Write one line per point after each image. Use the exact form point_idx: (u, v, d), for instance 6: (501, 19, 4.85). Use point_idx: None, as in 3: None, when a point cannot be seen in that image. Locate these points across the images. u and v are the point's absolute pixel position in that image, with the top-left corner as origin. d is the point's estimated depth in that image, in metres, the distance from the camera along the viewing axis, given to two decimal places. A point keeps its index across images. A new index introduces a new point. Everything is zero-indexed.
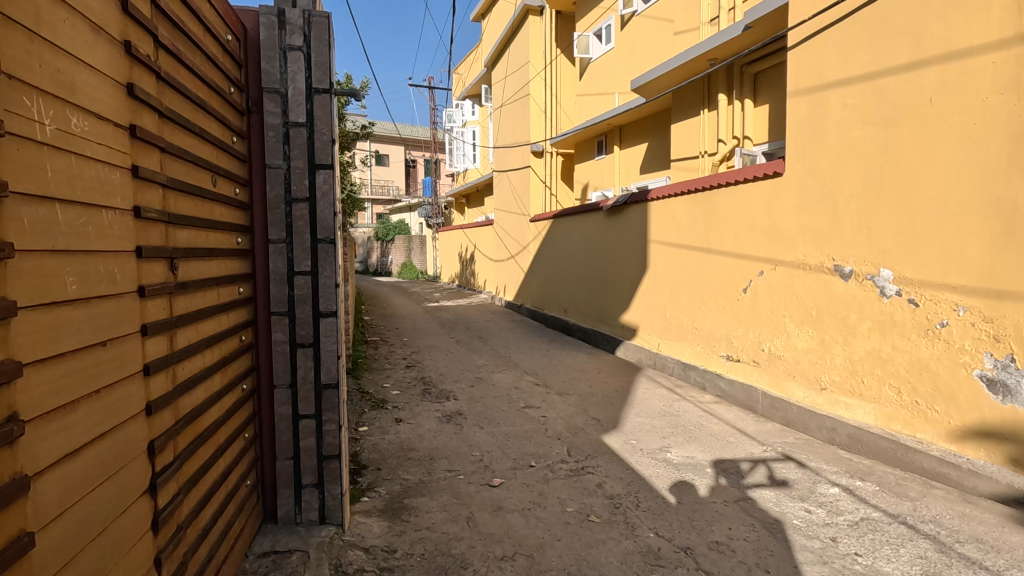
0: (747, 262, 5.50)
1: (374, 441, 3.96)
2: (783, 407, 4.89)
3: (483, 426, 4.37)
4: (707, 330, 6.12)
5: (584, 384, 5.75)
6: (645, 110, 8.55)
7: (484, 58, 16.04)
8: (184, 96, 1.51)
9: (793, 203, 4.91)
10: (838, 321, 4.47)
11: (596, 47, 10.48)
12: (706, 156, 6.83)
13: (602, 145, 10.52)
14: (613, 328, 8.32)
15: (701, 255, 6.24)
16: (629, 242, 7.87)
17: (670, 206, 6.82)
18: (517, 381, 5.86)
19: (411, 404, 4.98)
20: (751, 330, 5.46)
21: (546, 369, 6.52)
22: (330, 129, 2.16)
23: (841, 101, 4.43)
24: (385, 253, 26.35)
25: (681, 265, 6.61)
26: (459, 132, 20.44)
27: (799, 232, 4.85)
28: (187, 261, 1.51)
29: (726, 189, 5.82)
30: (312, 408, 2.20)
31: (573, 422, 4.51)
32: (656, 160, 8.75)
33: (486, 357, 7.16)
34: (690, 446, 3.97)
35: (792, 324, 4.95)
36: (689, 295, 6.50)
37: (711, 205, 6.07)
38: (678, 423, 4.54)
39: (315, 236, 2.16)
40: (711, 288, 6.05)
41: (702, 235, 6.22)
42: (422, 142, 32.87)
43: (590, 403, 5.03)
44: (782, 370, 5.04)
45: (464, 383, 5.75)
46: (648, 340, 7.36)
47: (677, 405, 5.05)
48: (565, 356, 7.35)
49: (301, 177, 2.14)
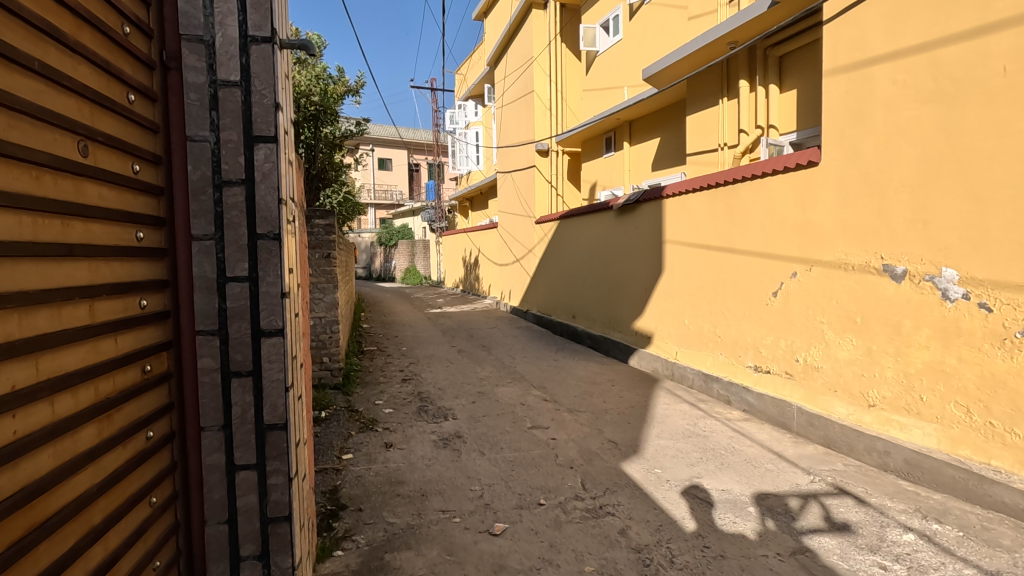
0: (777, 263, 4.96)
1: (358, 472, 3.44)
2: (825, 426, 4.33)
3: (484, 451, 3.85)
4: (731, 337, 5.59)
5: (598, 400, 5.20)
6: (658, 102, 8.01)
7: (487, 57, 15.61)
8: (16, 15, 1.01)
9: (832, 195, 4.37)
10: (889, 328, 3.92)
11: (603, 40, 10.00)
12: (726, 149, 6.31)
13: (611, 142, 10.00)
14: (625, 336, 7.80)
15: (724, 256, 5.70)
16: (641, 243, 7.36)
17: (688, 203, 6.28)
18: (523, 395, 5.34)
19: (404, 424, 4.44)
20: (783, 338, 4.91)
21: (554, 381, 5.98)
22: (272, 92, 1.65)
23: (889, 77, 3.90)
24: (389, 258, 25.92)
25: (701, 266, 6.08)
26: (462, 134, 19.98)
27: (839, 228, 4.31)
28: (15, 262, 1.01)
29: (751, 182, 5.29)
30: (253, 458, 1.68)
31: (587, 445, 3.98)
32: (669, 156, 8.20)
33: (490, 369, 6.64)
34: (725, 477, 3.42)
35: (831, 332, 4.41)
36: (709, 299, 5.96)
37: (734, 200, 5.54)
38: (706, 445, 4.00)
39: (254, 231, 1.66)
40: (735, 292, 5.51)
41: (724, 234, 5.69)
42: (425, 145, 32.46)
43: (604, 423, 4.48)
44: (819, 384, 4.50)
45: (464, 398, 5.22)
46: (664, 349, 6.82)
47: (703, 423, 4.50)
48: (574, 366, 6.81)
49: (234, 153, 1.63)
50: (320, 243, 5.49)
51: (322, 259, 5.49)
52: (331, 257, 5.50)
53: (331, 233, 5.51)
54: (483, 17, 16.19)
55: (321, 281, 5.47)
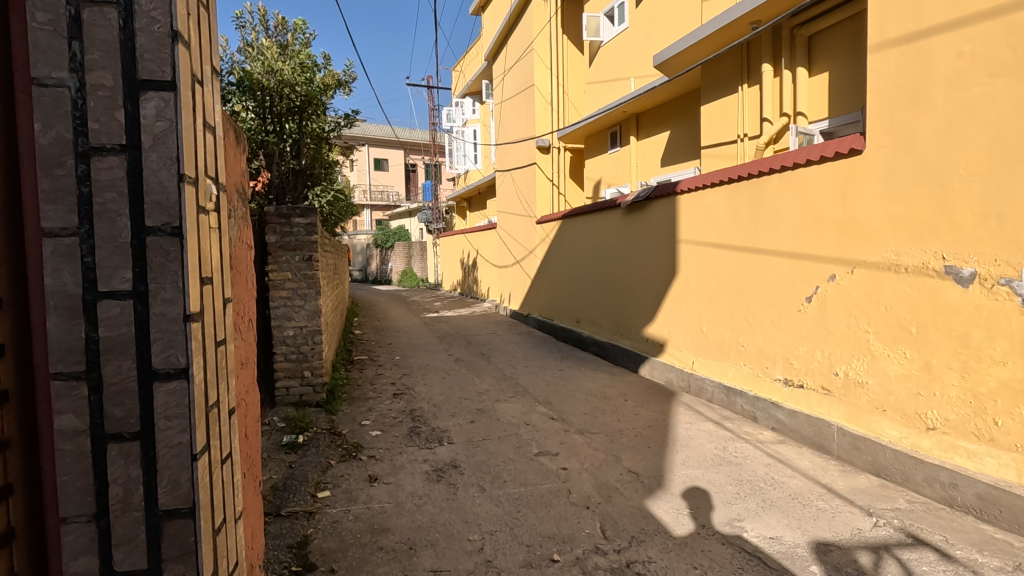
0: (812, 265, 4.43)
1: (335, 517, 2.89)
2: (874, 450, 3.80)
3: (485, 485, 3.31)
4: (757, 347, 5.07)
5: (613, 418, 4.66)
6: (669, 92, 7.48)
7: (485, 53, 15.18)
8: None
9: (880, 187, 3.84)
10: (952, 340, 3.39)
11: (607, 30, 9.50)
12: (746, 140, 5.81)
13: (616, 137, 9.50)
14: (635, 343, 7.28)
15: (748, 256, 5.17)
16: (651, 243, 6.83)
17: (707, 199, 5.76)
18: (527, 413, 4.80)
19: (392, 450, 3.91)
20: (819, 349, 4.38)
21: (560, 395, 5.43)
22: (167, 16, 1.11)
23: (952, 48, 3.38)
24: (386, 260, 25.38)
25: (721, 268, 5.57)
26: (460, 132, 19.46)
27: (888, 225, 3.79)
28: None
29: (780, 174, 4.76)
30: (143, 561, 1.13)
31: (604, 477, 3.43)
32: (681, 150, 7.68)
33: (489, 381, 6.09)
34: (770, 519, 2.87)
35: (878, 343, 3.88)
36: (731, 305, 5.44)
37: (760, 195, 5.01)
38: (741, 476, 3.46)
39: (140, 224, 1.11)
40: (762, 296, 4.98)
41: (748, 232, 5.16)
42: (422, 145, 31.98)
43: (620, 448, 3.93)
44: (864, 402, 3.97)
45: (462, 417, 4.69)
46: (679, 358, 6.30)
47: (733, 447, 3.96)
48: (581, 378, 6.26)
49: (110, 106, 1.08)
50: (300, 245, 4.91)
51: (302, 262, 4.91)
52: (313, 260, 4.93)
53: (314, 234, 4.95)
54: (480, 11, 15.67)
55: (302, 287, 4.92)
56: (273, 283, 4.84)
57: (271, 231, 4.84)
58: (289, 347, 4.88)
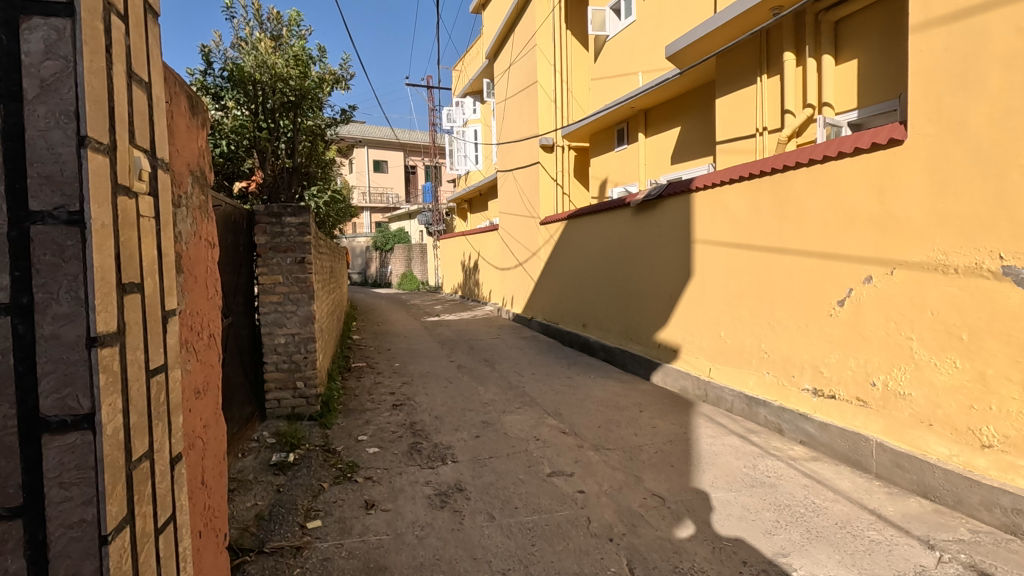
0: (844, 265, 4.10)
1: (326, 552, 2.55)
2: (920, 470, 3.45)
3: (494, 512, 2.97)
4: (781, 354, 4.74)
5: (629, 431, 4.32)
6: (680, 86, 7.16)
7: (485, 51, 14.90)
8: None
9: (923, 180, 3.51)
10: (1012, 348, 3.06)
11: (614, 24, 9.20)
12: (766, 134, 5.50)
13: (623, 134, 9.17)
14: (646, 349, 6.94)
15: (771, 257, 4.84)
16: (664, 244, 6.50)
17: (725, 196, 5.43)
18: (536, 426, 4.47)
19: (392, 470, 3.58)
20: (853, 357, 4.04)
21: (570, 406, 5.10)
22: None
23: (1010, 24, 3.06)
24: (386, 263, 25.06)
25: (740, 270, 5.24)
26: (460, 132, 19.16)
27: (934, 222, 3.46)
28: None
29: (807, 168, 4.43)
30: None
31: (626, 501, 3.10)
32: (693, 146, 7.35)
33: (494, 389, 5.76)
34: (819, 554, 2.54)
35: (923, 351, 3.54)
36: (752, 308, 5.11)
37: (784, 191, 4.68)
38: (777, 499, 3.13)
39: (25, 209, 0.86)
40: (788, 300, 4.65)
41: (771, 230, 4.83)
42: (421, 146, 31.70)
43: (640, 467, 3.60)
44: (906, 415, 3.63)
45: (466, 431, 4.36)
46: (694, 365, 5.97)
47: (763, 465, 3.63)
48: (591, 386, 5.93)
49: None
50: (291, 246, 4.58)
51: (294, 264, 4.58)
52: (306, 262, 4.60)
53: (307, 234, 4.61)
54: (482, 9, 15.41)
55: (295, 291, 4.59)
56: (263, 288, 4.51)
57: (261, 231, 4.50)
58: (281, 356, 4.55)
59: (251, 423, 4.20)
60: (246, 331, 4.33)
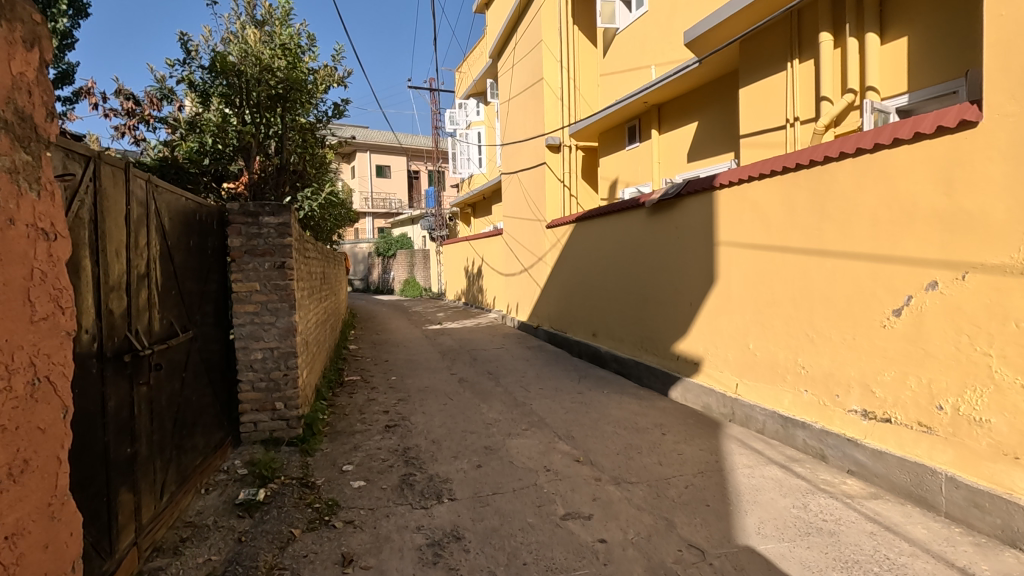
0: (902, 270, 3.56)
1: None
2: (1006, 513, 2.89)
3: (496, 570, 2.43)
4: (823, 369, 4.19)
5: (653, 460, 3.78)
6: (698, 77, 6.66)
7: (489, 50, 14.44)
8: None
9: (1004, 168, 2.97)
10: None
11: (624, 16, 8.73)
12: (798, 125, 4.98)
13: (635, 131, 8.66)
14: (663, 360, 6.40)
15: (809, 261, 4.30)
16: (683, 247, 5.97)
17: (755, 193, 4.90)
18: (546, 454, 3.93)
19: (378, 510, 3.05)
20: (913, 375, 3.49)
21: (583, 428, 4.57)
22: None
23: None
24: (388, 269, 24.64)
25: (771, 275, 4.71)
26: (464, 135, 18.67)
27: (1019, 217, 2.91)
28: None
29: (854, 159, 3.90)
30: None
31: (656, 556, 2.55)
32: (712, 142, 6.83)
33: (499, 407, 5.22)
34: None
35: (1006, 370, 2.99)
36: (786, 318, 4.56)
37: (825, 186, 4.15)
38: (843, 552, 2.57)
39: None
40: (831, 309, 4.11)
41: (810, 230, 4.29)
42: (424, 151, 31.30)
43: (670, 507, 3.05)
44: (985, 446, 3.07)
45: (467, 460, 3.82)
46: (719, 381, 5.43)
47: (815, 504, 3.08)
48: (606, 404, 5.39)
49: None
50: (270, 249, 4.08)
51: (273, 270, 4.07)
52: (287, 267, 4.10)
53: (287, 235, 4.11)
54: (485, 8, 15.08)
55: (274, 299, 4.07)
56: (238, 296, 3.99)
57: (234, 232, 3.99)
58: (257, 373, 4.03)
59: (221, 450, 3.68)
60: (216, 345, 3.81)
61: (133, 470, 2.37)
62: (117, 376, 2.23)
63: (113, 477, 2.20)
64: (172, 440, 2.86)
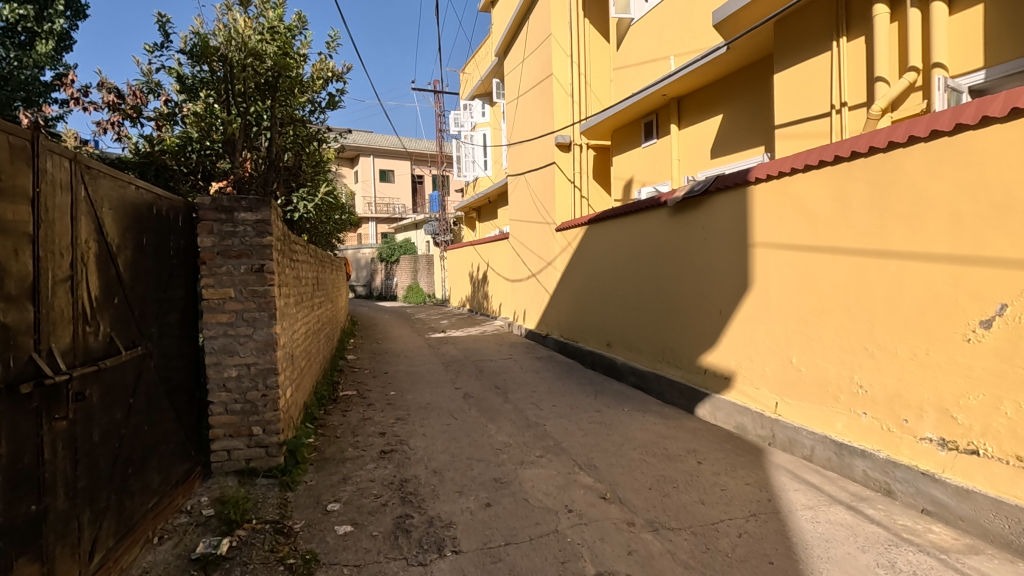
0: (995, 274, 2.98)
1: None
2: None
3: None
4: (887, 389, 3.61)
5: (693, 498, 3.21)
6: (725, 64, 6.11)
7: (494, 48, 13.99)
8: None
9: None
10: None
11: (639, 5, 8.22)
12: (845, 111, 4.45)
13: (651, 127, 8.13)
14: (687, 375, 5.83)
15: (869, 264, 3.72)
16: (712, 249, 5.39)
17: (798, 187, 4.32)
18: (566, 489, 3.36)
19: (366, 568, 2.48)
20: (1010, 400, 2.91)
21: (606, 454, 3.99)
22: None
23: None
24: (391, 275, 24.09)
25: (820, 280, 4.13)
26: (469, 137, 18.13)
27: None
28: None
29: (926, 144, 3.33)
30: None
31: None
32: (740, 135, 6.29)
33: (508, 429, 4.65)
34: None
35: None
36: (839, 330, 3.98)
37: (887, 176, 3.58)
38: None
39: None
40: (898, 320, 3.52)
41: (870, 229, 3.71)
42: (428, 155, 30.81)
43: (725, 564, 2.48)
44: None
45: (474, 496, 3.25)
46: (755, 399, 4.84)
47: (904, 562, 2.50)
48: (628, 424, 4.81)
49: None
50: (246, 250, 3.54)
51: (249, 274, 3.53)
52: (266, 269, 3.56)
53: (266, 234, 3.57)
54: (490, 6, 14.69)
55: (251, 308, 3.53)
56: (209, 305, 3.45)
57: (205, 231, 3.45)
58: (231, 394, 3.48)
59: (185, 485, 3.13)
60: (180, 363, 3.26)
61: (40, 534, 1.82)
62: (13, 414, 1.69)
63: (4, 549, 1.65)
64: (110, 484, 2.31)
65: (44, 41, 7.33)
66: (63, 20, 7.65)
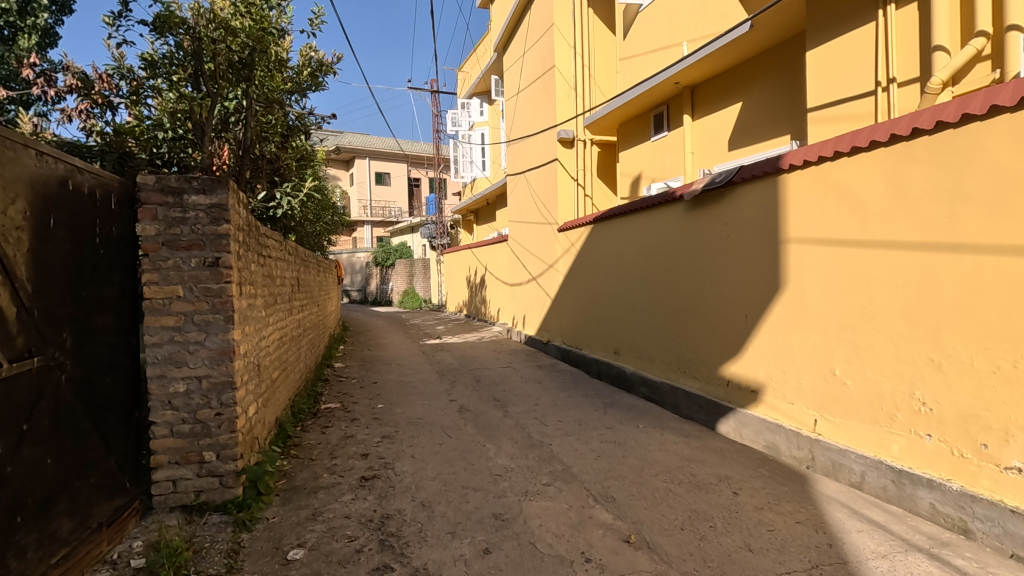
0: None
1: None
2: None
3: None
4: (960, 409, 3.03)
5: (737, 542, 2.63)
6: (747, 45, 5.56)
7: (494, 44, 13.46)
8: None
9: None
10: None
11: None
12: (893, 87, 3.95)
13: (661, 119, 7.60)
14: (706, 387, 5.25)
15: (936, 259, 3.15)
16: (737, 247, 4.82)
17: (843, 173, 3.76)
18: (581, 529, 2.77)
19: None
20: None
21: (624, 482, 3.41)
22: None
23: None
24: (387, 280, 23.49)
25: (871, 279, 3.56)
26: (467, 137, 17.59)
27: None
28: None
29: (1013, 115, 2.77)
30: None
31: None
32: (763, 123, 5.74)
33: (508, 450, 4.06)
34: None
35: None
36: (896, 338, 3.40)
37: (959, 156, 3.02)
38: None
39: None
40: (975, 327, 2.96)
41: (936, 218, 3.15)
42: (425, 158, 30.25)
43: None
44: None
45: (469, 540, 2.66)
46: (789, 416, 4.27)
47: None
48: (646, 444, 4.23)
49: None
50: (198, 239, 2.95)
51: (202, 268, 2.95)
52: (223, 262, 2.98)
53: (223, 221, 2.99)
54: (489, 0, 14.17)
55: (204, 308, 2.95)
56: (152, 306, 2.86)
57: (148, 217, 2.87)
58: (178, 413, 2.89)
59: (114, 527, 2.54)
60: (111, 377, 2.67)
61: None
62: None
63: None
64: None
65: (26, 36, 6.72)
66: (49, 14, 7.03)
